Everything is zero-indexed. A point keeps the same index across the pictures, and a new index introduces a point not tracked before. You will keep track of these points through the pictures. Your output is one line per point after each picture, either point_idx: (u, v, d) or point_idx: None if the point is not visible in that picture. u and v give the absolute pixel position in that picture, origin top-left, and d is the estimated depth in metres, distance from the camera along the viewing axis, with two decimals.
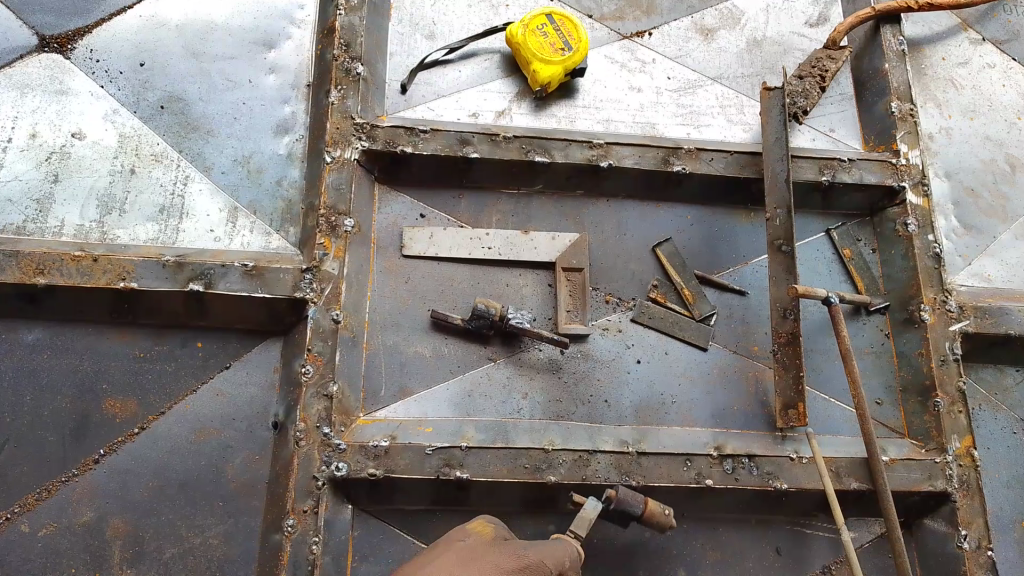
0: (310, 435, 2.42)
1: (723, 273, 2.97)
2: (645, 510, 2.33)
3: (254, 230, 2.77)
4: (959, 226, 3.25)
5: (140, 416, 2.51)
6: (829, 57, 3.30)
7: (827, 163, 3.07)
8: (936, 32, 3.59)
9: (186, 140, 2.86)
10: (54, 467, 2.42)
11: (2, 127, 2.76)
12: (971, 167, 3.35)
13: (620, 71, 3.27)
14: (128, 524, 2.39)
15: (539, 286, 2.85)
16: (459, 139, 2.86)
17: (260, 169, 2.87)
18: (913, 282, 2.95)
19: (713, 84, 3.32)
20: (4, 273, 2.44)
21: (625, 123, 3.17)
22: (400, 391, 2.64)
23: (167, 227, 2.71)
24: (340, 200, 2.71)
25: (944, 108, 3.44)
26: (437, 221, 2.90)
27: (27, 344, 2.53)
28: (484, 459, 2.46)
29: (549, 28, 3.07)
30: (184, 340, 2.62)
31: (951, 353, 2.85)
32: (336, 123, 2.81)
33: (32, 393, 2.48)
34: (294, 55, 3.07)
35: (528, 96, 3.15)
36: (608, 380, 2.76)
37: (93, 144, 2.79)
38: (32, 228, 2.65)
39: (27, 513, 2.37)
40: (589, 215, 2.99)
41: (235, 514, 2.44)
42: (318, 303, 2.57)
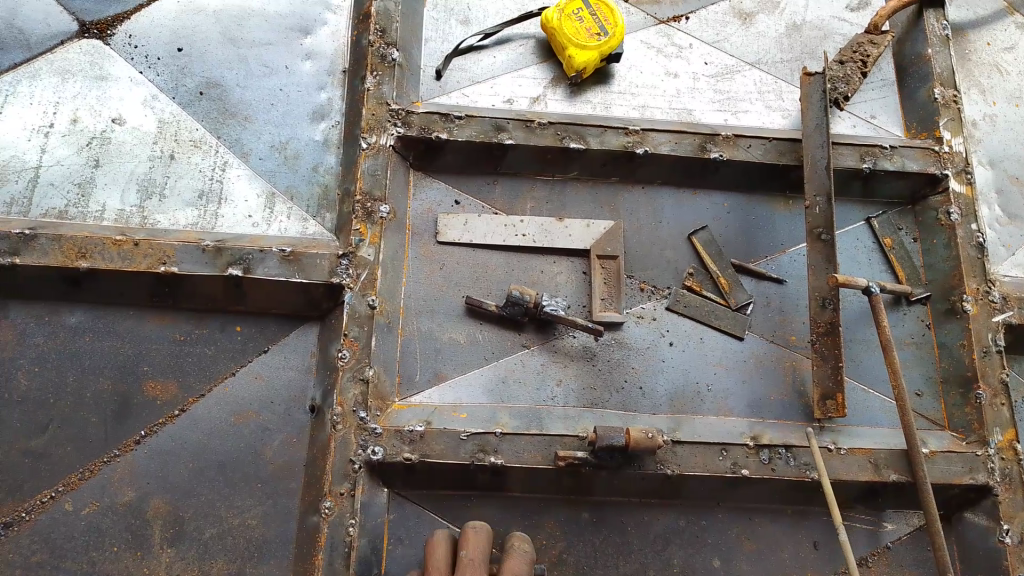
0: (347, 420, 2.44)
1: (760, 261, 2.94)
2: (629, 439, 2.41)
3: (291, 215, 2.79)
4: (1004, 215, 3.18)
5: (180, 399, 2.54)
6: (871, 42, 3.22)
7: (868, 150, 3.03)
8: (981, 17, 3.51)
9: (224, 126, 2.88)
10: (97, 448, 2.46)
11: (45, 113, 2.81)
12: (1016, 155, 3.27)
13: (657, 56, 3.24)
14: (168, 505, 2.42)
15: (574, 274, 2.84)
16: (494, 126, 2.86)
17: (297, 155, 2.88)
18: (954, 272, 2.90)
19: (751, 69, 3.27)
20: (47, 256, 2.49)
21: (661, 109, 3.13)
22: (435, 377, 2.64)
23: (205, 212, 2.74)
24: (375, 186, 2.72)
25: (989, 95, 3.36)
26: (472, 208, 2.90)
27: (70, 326, 2.57)
28: (518, 446, 2.47)
29: (585, 13, 3.05)
30: (223, 324, 2.64)
31: (993, 345, 2.79)
32: (371, 109, 2.82)
33: (75, 375, 2.52)
34: (330, 41, 3.07)
35: (564, 82, 3.12)
36: (643, 369, 2.74)
37: (132, 130, 2.83)
38: (74, 212, 2.68)
39: (70, 493, 2.41)
40: (625, 202, 2.97)
41: (273, 497, 2.47)
42: (354, 288, 2.59)
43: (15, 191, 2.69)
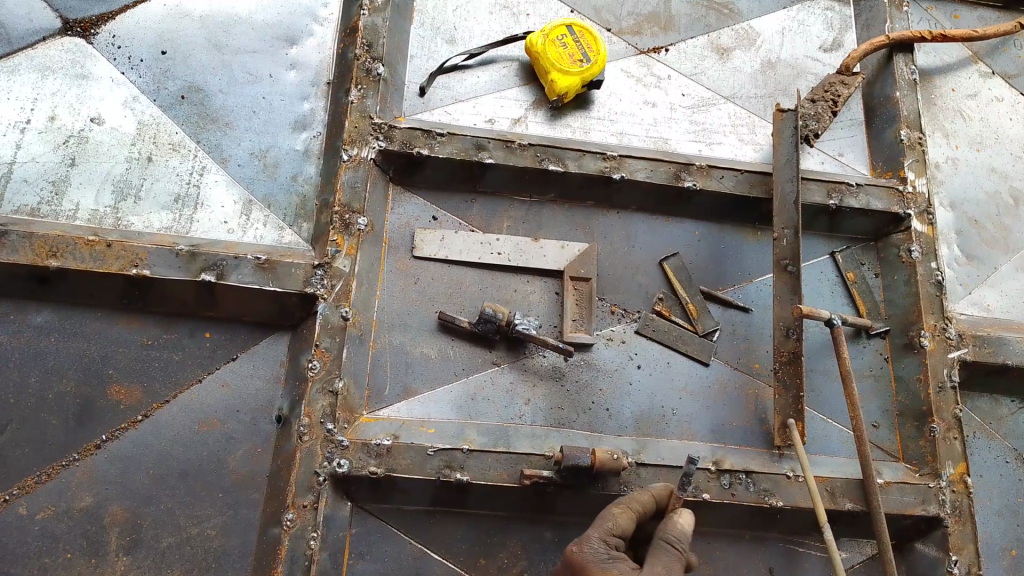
0: (314, 430, 2.44)
1: (728, 289, 3.00)
2: (594, 460, 2.45)
3: (267, 223, 2.79)
4: (962, 255, 3.29)
5: (145, 403, 2.51)
6: (842, 82, 3.33)
7: (836, 187, 3.12)
8: (947, 63, 3.64)
9: (204, 131, 2.88)
10: (57, 450, 2.43)
11: (21, 109, 2.78)
12: (976, 198, 3.40)
13: (636, 85, 3.31)
14: (128, 511, 2.39)
15: (546, 294, 2.88)
16: (475, 144, 2.89)
17: (276, 163, 2.88)
18: (914, 308, 2.99)
19: (726, 102, 3.36)
20: (16, 254, 2.46)
21: (638, 137, 3.20)
22: (405, 391, 2.66)
23: (181, 216, 2.73)
24: (354, 198, 2.74)
25: (951, 139, 3.49)
26: (449, 225, 2.92)
27: (35, 326, 2.54)
28: (484, 463, 2.49)
29: (569, 39, 3.10)
30: (193, 330, 2.63)
31: (948, 381, 2.89)
32: (354, 121, 2.84)
33: (38, 375, 2.49)
34: (315, 52, 3.09)
35: (544, 105, 3.18)
36: (610, 391, 2.78)
37: (111, 130, 2.81)
38: (46, 211, 2.66)
39: (26, 496, 2.37)
40: (599, 226, 3.02)
41: (234, 506, 2.45)
42: (328, 299, 2.59)
43: None
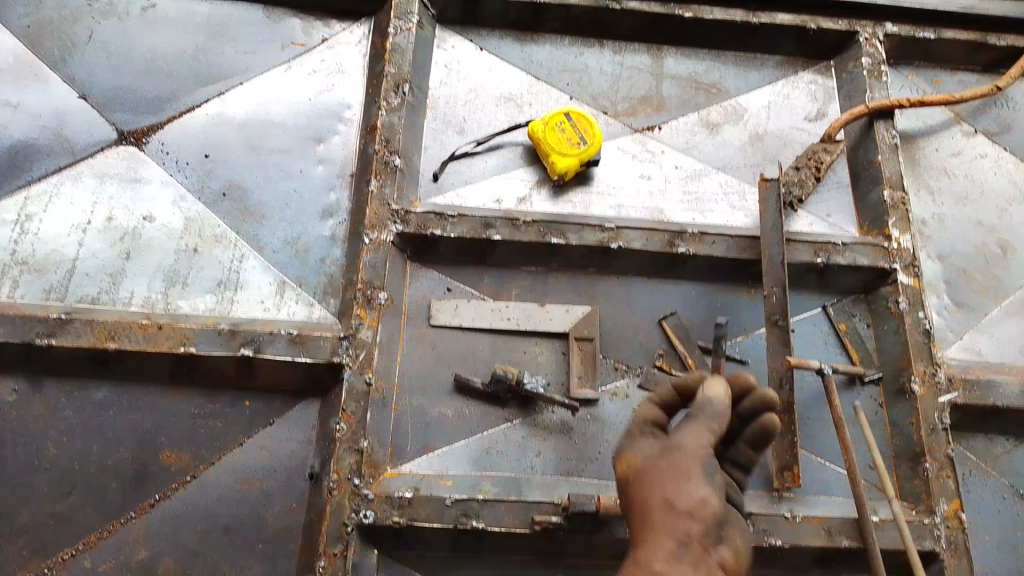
0: (342, 485, 2.69)
1: (725, 343, 3.21)
2: (599, 505, 2.64)
3: (299, 301, 3.11)
4: (952, 303, 3.46)
5: (192, 466, 2.80)
6: (824, 150, 3.61)
7: (823, 246, 3.34)
8: (930, 125, 3.90)
9: (243, 223, 3.24)
10: (115, 509, 2.72)
11: (84, 212, 3.19)
12: (964, 250, 3.59)
13: (632, 161, 3.63)
14: (178, 563, 2.67)
15: (554, 354, 3.13)
16: (483, 223, 3.21)
17: (307, 249, 3.22)
18: (904, 354, 3.16)
19: (717, 172, 3.65)
20: (81, 338, 2.81)
21: (635, 208, 3.50)
22: (424, 447, 2.90)
23: (222, 298, 3.07)
24: (375, 276, 3.05)
25: (936, 195, 3.71)
26: (462, 294, 3.21)
27: (96, 402, 2.85)
28: (499, 511, 2.70)
29: (567, 124, 3.45)
30: (233, 400, 2.90)
31: (940, 424, 3.02)
32: (374, 209, 3.18)
33: (99, 445, 2.79)
34: (340, 149, 3.46)
35: (548, 183, 3.51)
36: (616, 443, 2.98)
37: (161, 226, 3.19)
38: (106, 299, 3.03)
39: (90, 550, 2.67)
40: (601, 290, 3.28)
41: (273, 556, 2.70)
42: (353, 367, 2.88)
43: (54, 281, 3.04)
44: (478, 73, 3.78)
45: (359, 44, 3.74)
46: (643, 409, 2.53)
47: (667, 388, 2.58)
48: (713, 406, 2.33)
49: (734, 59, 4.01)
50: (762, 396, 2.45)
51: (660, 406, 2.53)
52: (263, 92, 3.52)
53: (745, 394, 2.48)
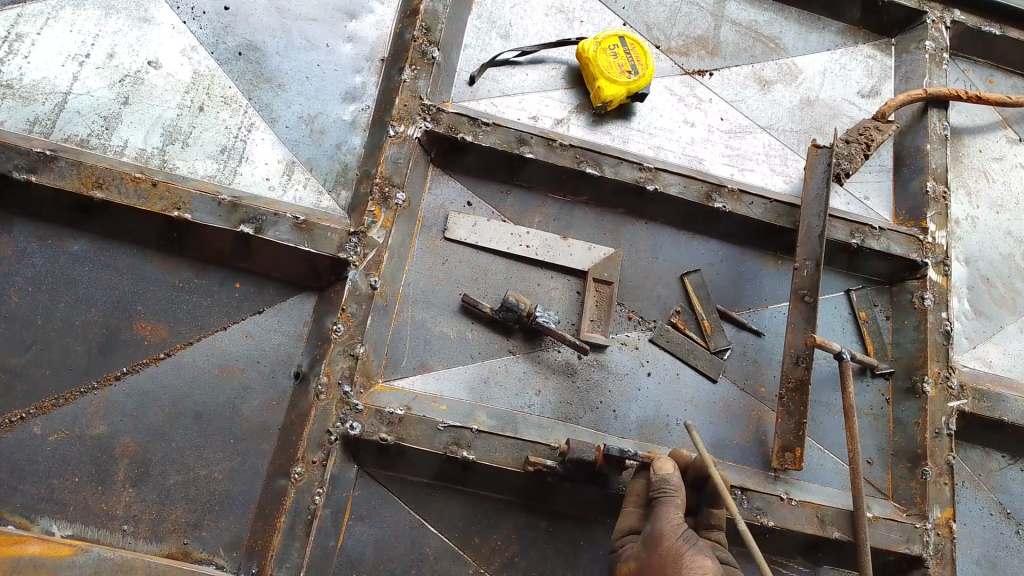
0: (331, 391, 2.50)
1: (743, 311, 3.07)
2: (598, 457, 2.50)
3: (307, 186, 2.84)
4: (971, 310, 3.38)
5: (169, 343, 2.56)
6: (876, 128, 3.37)
7: (859, 228, 3.19)
8: (977, 125, 3.73)
9: (256, 89, 2.93)
10: (77, 376, 2.47)
11: (82, 42, 2.84)
12: (991, 258, 3.49)
13: (678, 103, 3.39)
14: (139, 445, 2.45)
15: (568, 291, 2.94)
16: (518, 138, 2.95)
17: (323, 130, 2.94)
18: (920, 354, 3.08)
19: (762, 132, 3.44)
20: (63, 180, 2.51)
21: (674, 153, 3.28)
22: (421, 365, 2.72)
23: (225, 167, 2.79)
24: (395, 173, 2.79)
25: (974, 198, 3.58)
26: (482, 211, 2.99)
27: (72, 253, 2.58)
28: (491, 445, 2.54)
29: (620, 50, 3.17)
30: (223, 279, 2.67)
31: (945, 428, 2.98)
32: (404, 100, 2.90)
33: (68, 302, 2.54)
34: (372, 29, 3.14)
35: (587, 110, 3.25)
36: (618, 393, 2.84)
37: (167, 76, 2.87)
38: (95, 143, 2.72)
39: (41, 416, 2.42)
40: (626, 233, 3.08)
41: (243, 454, 2.49)
42: (359, 266, 2.65)
43: (40, 111, 2.72)
44: None
45: None
46: (622, 519, 2.43)
47: (641, 482, 2.48)
48: (673, 483, 2.33)
49: (798, 17, 3.72)
50: (699, 466, 2.43)
51: (639, 511, 2.43)
52: None
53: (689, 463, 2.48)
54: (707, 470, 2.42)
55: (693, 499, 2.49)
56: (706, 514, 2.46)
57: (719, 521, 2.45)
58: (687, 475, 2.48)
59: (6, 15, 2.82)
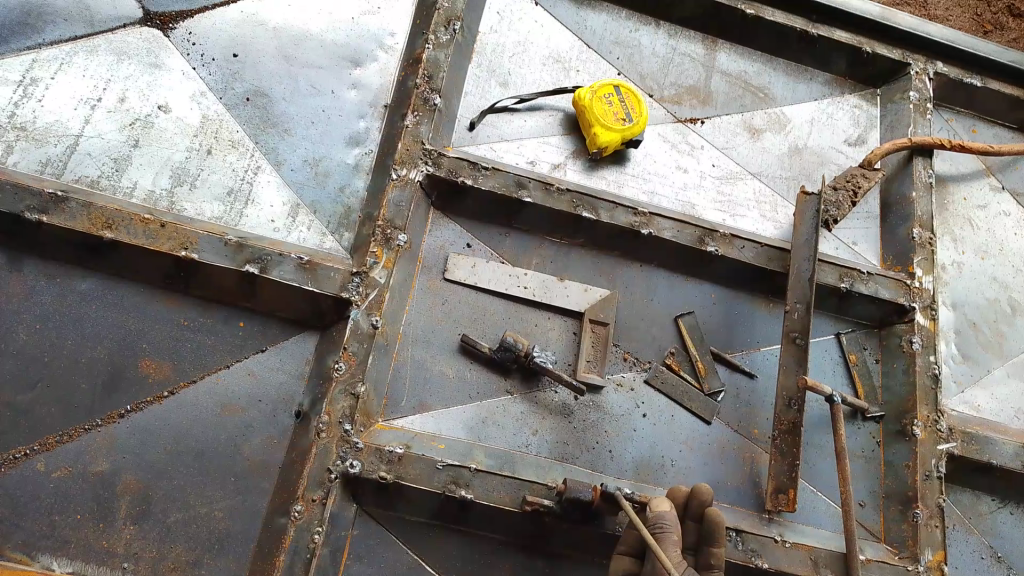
0: (332, 429, 2.54)
1: (736, 353, 3.13)
2: (593, 498, 2.53)
3: (311, 227, 2.91)
4: (959, 353, 3.45)
5: (172, 381, 2.60)
6: (863, 175, 3.48)
7: (848, 272, 3.27)
8: (962, 173, 3.85)
9: (263, 133, 3.02)
10: (81, 413, 2.51)
11: (95, 87, 2.92)
12: (976, 303, 3.57)
13: (671, 150, 3.49)
14: (140, 482, 2.47)
15: (565, 332, 3.00)
16: (516, 182, 3.03)
17: (327, 173, 3.02)
18: (910, 396, 3.15)
19: (752, 179, 3.54)
20: (74, 220, 2.57)
21: (667, 198, 3.37)
22: (420, 405, 2.76)
23: (231, 209, 2.86)
24: (397, 216, 2.87)
25: (959, 244, 3.68)
26: (481, 253, 3.06)
27: (79, 292, 2.63)
28: (489, 484, 2.57)
29: (615, 98, 3.28)
30: (228, 317, 2.72)
31: (935, 471, 3.03)
32: (407, 145, 2.99)
33: (74, 340, 2.58)
34: (377, 76, 3.25)
35: (583, 156, 3.35)
36: (615, 433, 2.89)
37: (176, 119, 2.95)
38: (105, 184, 2.79)
39: (45, 453, 2.45)
40: (622, 275, 3.15)
41: (244, 492, 2.52)
42: (361, 306, 2.71)
43: (52, 153, 2.79)
44: (529, 27, 3.58)
45: None
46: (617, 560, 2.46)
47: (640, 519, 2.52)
48: (668, 519, 2.40)
49: (786, 68, 3.84)
50: (700, 495, 2.50)
51: (634, 553, 2.46)
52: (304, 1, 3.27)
53: (688, 500, 2.55)
54: (708, 497, 2.50)
55: (692, 535, 2.51)
56: (706, 553, 2.46)
57: (719, 561, 2.45)
58: (689, 508, 2.53)
59: (21, 60, 2.91)
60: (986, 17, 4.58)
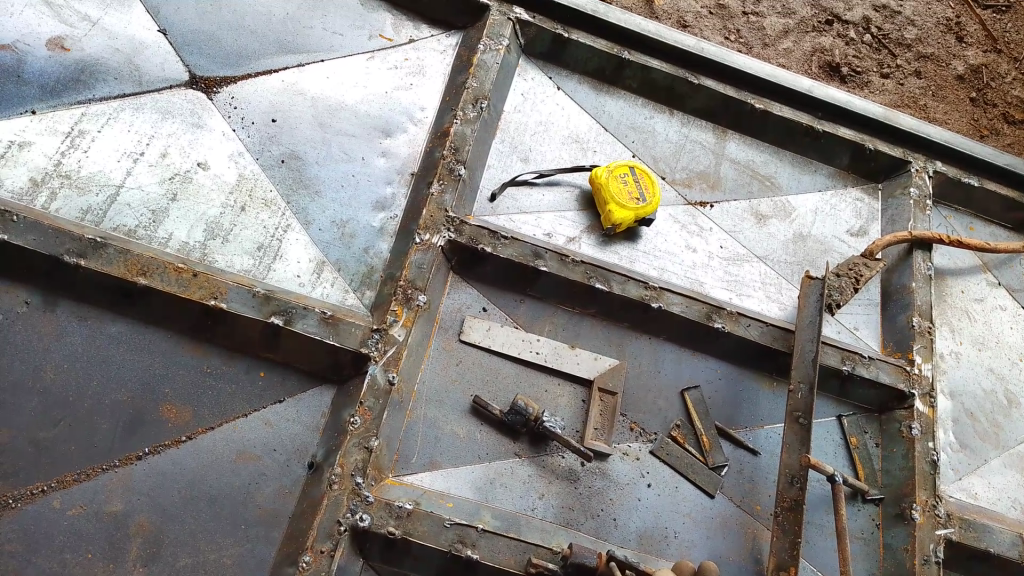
0: (344, 481, 2.58)
1: (740, 429, 3.20)
2: (598, 564, 2.55)
3: (335, 284, 3.03)
4: (957, 442, 3.52)
5: (191, 426, 2.66)
6: (865, 264, 3.62)
7: (850, 355, 3.37)
8: (959, 267, 3.99)
9: (295, 194, 3.16)
10: (100, 453, 2.57)
11: (139, 142, 3.08)
12: (974, 393, 3.66)
13: (681, 230, 3.64)
14: (153, 524, 2.51)
15: (574, 399, 3.08)
16: (533, 252, 3.16)
17: (353, 234, 3.15)
18: (909, 481, 3.21)
19: (758, 262, 3.68)
20: (110, 265, 2.69)
21: (677, 275, 3.50)
22: (430, 463, 2.82)
23: (260, 263, 2.98)
24: (418, 277, 2.98)
25: (957, 335, 3.79)
26: (496, 317, 3.17)
27: (108, 334, 2.73)
28: (495, 545, 2.61)
29: (630, 178, 3.45)
30: (249, 367, 2.79)
31: (933, 555, 3.07)
32: (431, 212, 3.13)
33: (100, 381, 2.66)
34: (405, 146, 3.42)
35: (597, 231, 3.49)
36: (619, 502, 2.93)
37: (213, 176, 3.10)
38: (142, 234, 2.91)
39: (62, 490, 2.51)
40: (631, 346, 3.24)
41: (253, 540, 2.55)
42: (379, 361, 2.79)
43: (93, 202, 2.92)
44: (551, 109, 3.79)
45: (444, 53, 3.74)
46: None
47: None
48: None
49: (792, 160, 4.02)
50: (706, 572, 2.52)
51: None
52: (342, 74, 3.49)
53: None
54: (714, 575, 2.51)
55: None
56: None
57: None
58: None
59: (71, 113, 3.08)
60: (983, 122, 4.82)
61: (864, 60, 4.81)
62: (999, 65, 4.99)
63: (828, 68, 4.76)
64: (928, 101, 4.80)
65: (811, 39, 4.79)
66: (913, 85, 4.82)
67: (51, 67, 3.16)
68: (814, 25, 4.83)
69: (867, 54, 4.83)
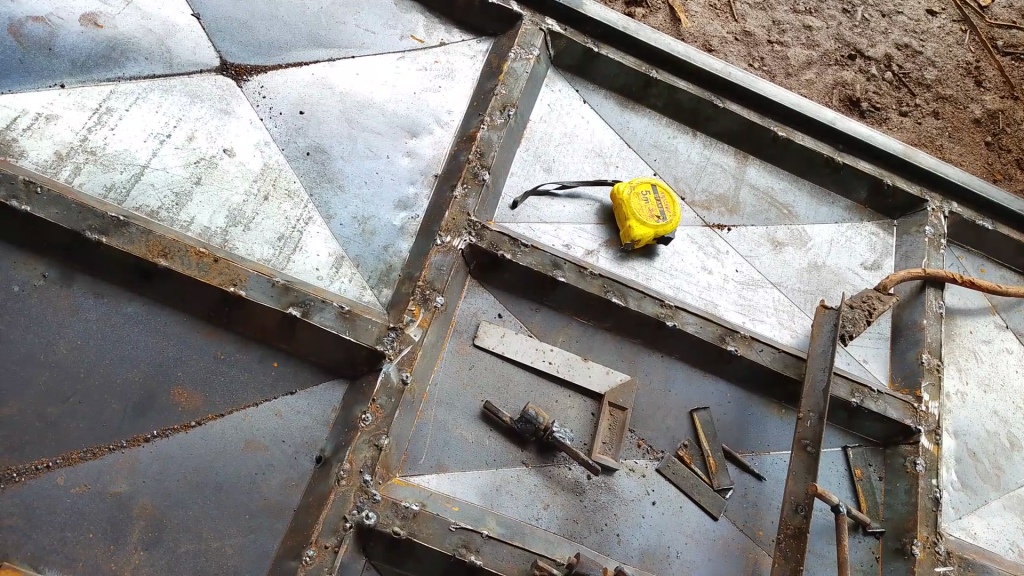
0: (352, 478, 2.57)
1: (747, 453, 3.19)
2: None
3: (353, 280, 3.02)
4: (959, 481, 3.52)
5: (201, 412, 2.64)
6: (879, 297, 3.54)
7: (859, 388, 3.37)
8: (969, 307, 4.00)
9: (319, 187, 3.16)
10: (108, 432, 2.55)
11: (166, 123, 3.07)
12: (977, 434, 3.66)
13: (698, 251, 3.64)
14: (156, 508, 2.49)
15: (584, 412, 3.07)
16: (552, 262, 3.15)
17: (374, 231, 3.14)
18: (911, 516, 3.21)
19: (772, 288, 3.69)
20: (132, 244, 2.67)
21: (691, 295, 3.50)
22: (437, 465, 2.80)
23: (280, 253, 2.97)
24: (437, 279, 2.97)
25: (964, 374, 3.79)
26: (510, 324, 3.16)
27: (123, 313, 2.70)
28: (499, 552, 2.59)
29: (651, 196, 3.45)
30: (262, 356, 2.77)
31: None
32: (453, 214, 3.12)
33: (112, 360, 2.64)
34: (430, 147, 3.42)
35: (615, 246, 3.49)
36: (624, 517, 2.92)
37: (239, 164, 3.09)
38: (164, 216, 2.90)
39: (67, 467, 2.49)
40: (643, 363, 3.24)
41: (256, 531, 2.53)
42: (393, 360, 2.78)
43: (117, 179, 2.91)
44: (576, 122, 3.80)
45: (474, 58, 3.75)
46: None
47: None
48: None
49: (810, 189, 4.03)
50: None
51: None
52: (372, 72, 3.49)
53: None
54: None
55: None
56: None
57: None
58: None
59: (100, 90, 3.06)
60: (996, 166, 4.87)
61: (883, 97, 4.86)
62: (1015, 111, 5.02)
63: (848, 102, 4.80)
64: (944, 142, 4.84)
65: (833, 73, 4.83)
66: (930, 125, 4.86)
67: (83, 43, 3.15)
68: (837, 58, 4.87)
69: (886, 91, 4.88)
